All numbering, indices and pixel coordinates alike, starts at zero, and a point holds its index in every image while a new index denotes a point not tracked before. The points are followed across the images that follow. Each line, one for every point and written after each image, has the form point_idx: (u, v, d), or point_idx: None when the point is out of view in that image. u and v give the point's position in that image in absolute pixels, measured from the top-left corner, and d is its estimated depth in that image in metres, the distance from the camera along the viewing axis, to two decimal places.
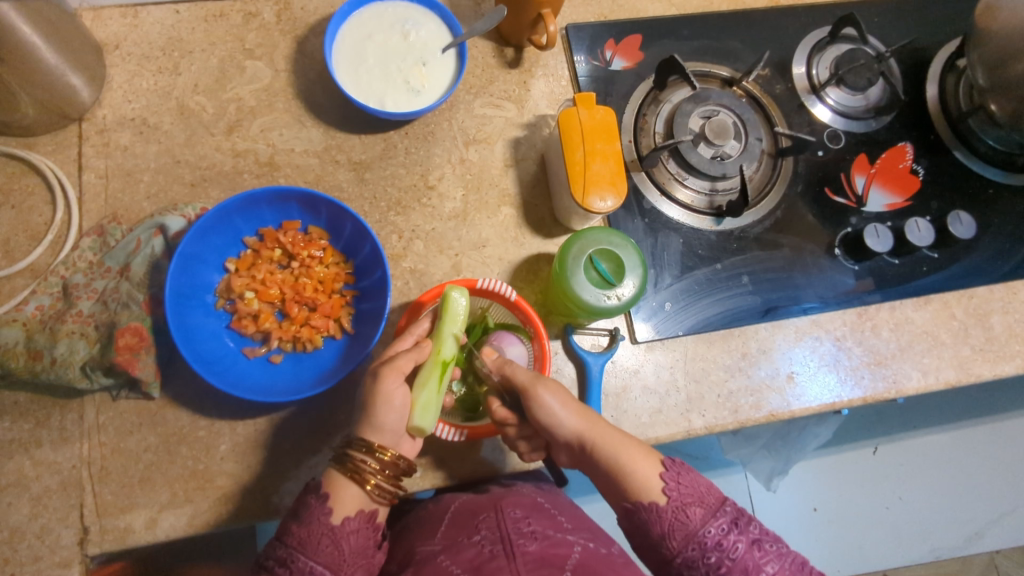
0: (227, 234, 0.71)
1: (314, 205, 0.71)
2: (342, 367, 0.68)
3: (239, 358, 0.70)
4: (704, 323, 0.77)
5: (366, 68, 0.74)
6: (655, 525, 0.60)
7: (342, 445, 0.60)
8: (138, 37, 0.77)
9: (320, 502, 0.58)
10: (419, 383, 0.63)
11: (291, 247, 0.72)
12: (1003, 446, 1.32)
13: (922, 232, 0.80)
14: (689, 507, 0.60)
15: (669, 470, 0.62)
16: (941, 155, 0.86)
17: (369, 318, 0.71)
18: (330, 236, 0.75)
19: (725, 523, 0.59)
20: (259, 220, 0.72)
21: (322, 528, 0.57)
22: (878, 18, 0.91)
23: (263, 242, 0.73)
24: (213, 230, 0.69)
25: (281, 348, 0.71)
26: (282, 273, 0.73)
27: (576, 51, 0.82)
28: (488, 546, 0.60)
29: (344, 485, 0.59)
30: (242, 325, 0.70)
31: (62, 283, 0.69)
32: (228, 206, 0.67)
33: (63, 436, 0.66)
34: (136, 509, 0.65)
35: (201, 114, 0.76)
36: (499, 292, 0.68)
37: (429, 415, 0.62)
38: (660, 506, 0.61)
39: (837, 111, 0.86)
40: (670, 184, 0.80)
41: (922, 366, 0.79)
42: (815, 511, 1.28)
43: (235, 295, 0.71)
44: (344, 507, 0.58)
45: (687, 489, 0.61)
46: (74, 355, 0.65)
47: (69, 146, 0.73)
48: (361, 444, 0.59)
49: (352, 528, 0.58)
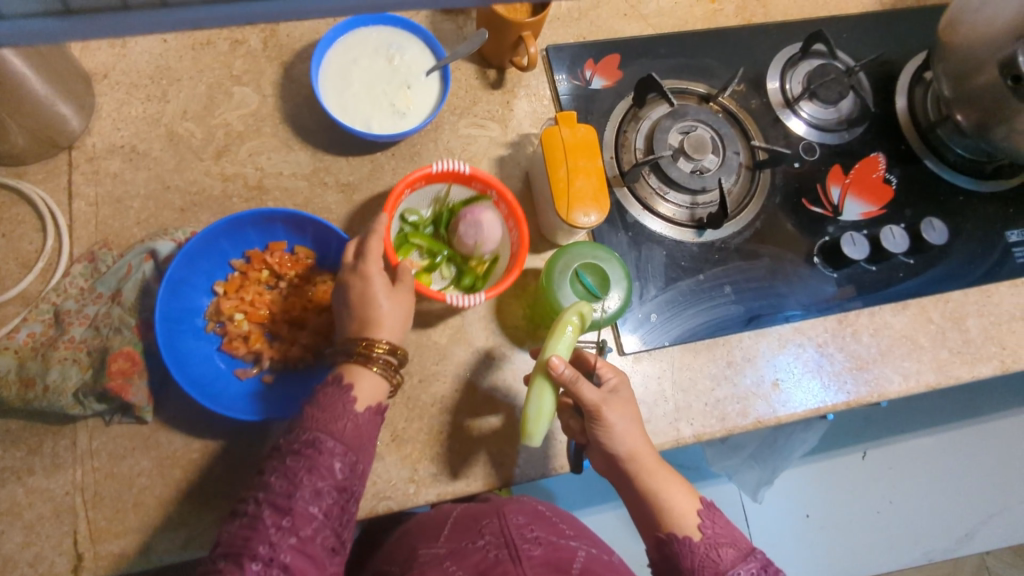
0: (214, 257, 0.72)
1: (299, 225, 0.72)
2: None
3: (232, 379, 0.71)
4: (689, 333, 0.79)
5: (353, 92, 0.76)
6: (686, 558, 0.62)
7: (347, 342, 0.63)
8: (127, 66, 0.78)
9: (342, 391, 0.61)
10: (534, 396, 0.62)
11: (279, 267, 0.73)
12: (988, 446, 1.35)
13: (897, 238, 0.83)
14: (722, 548, 0.62)
15: (706, 511, 0.65)
16: (913, 164, 0.89)
17: None
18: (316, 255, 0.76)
19: (754, 569, 0.61)
20: (246, 243, 0.73)
21: (348, 414, 0.60)
22: (847, 34, 0.94)
23: (250, 264, 0.74)
24: (201, 255, 0.70)
25: (273, 368, 0.72)
26: (270, 294, 0.74)
27: (557, 71, 0.85)
28: (493, 551, 0.62)
29: (359, 376, 0.62)
30: (233, 347, 0.71)
31: (53, 309, 0.69)
32: (214, 230, 0.69)
33: (56, 463, 0.66)
34: (131, 533, 0.65)
35: (190, 140, 0.77)
36: (454, 170, 0.72)
37: (541, 425, 0.62)
38: (694, 541, 0.62)
39: (811, 124, 0.89)
40: (652, 198, 0.82)
41: (902, 369, 0.81)
42: (807, 517, 1.29)
43: (225, 318, 0.72)
44: (365, 395, 0.62)
45: (721, 529, 0.64)
46: (66, 381, 0.65)
47: (59, 174, 0.74)
48: (368, 342, 0.63)
49: (369, 417, 0.62)
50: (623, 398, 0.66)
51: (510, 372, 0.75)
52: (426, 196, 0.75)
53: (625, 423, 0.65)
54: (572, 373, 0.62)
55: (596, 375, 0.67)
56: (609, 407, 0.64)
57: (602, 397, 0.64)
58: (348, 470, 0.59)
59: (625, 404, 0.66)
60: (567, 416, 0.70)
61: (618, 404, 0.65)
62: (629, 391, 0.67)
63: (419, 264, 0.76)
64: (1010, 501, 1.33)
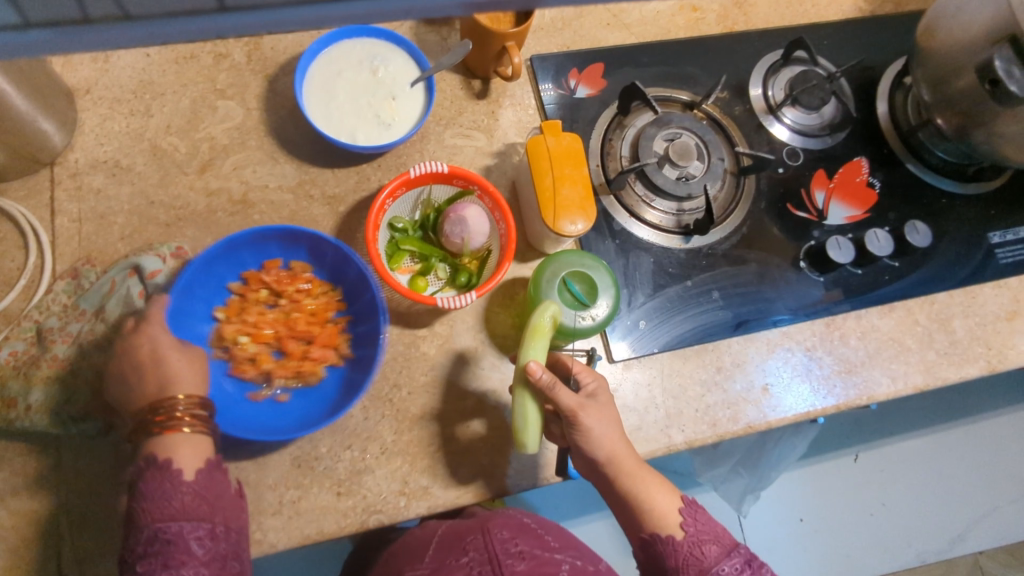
0: (211, 283, 0.71)
1: (294, 237, 0.72)
2: (345, 397, 0.68)
3: (244, 402, 0.69)
4: (678, 338, 0.79)
5: (338, 104, 0.76)
6: (671, 557, 0.63)
7: (149, 409, 0.59)
8: (109, 81, 0.78)
9: (166, 468, 0.57)
10: (518, 407, 0.62)
11: (277, 283, 0.73)
12: (978, 446, 1.36)
13: (880, 242, 0.83)
14: (706, 544, 0.64)
15: (687, 508, 0.66)
16: (895, 168, 0.90)
17: (367, 341, 0.71)
18: (313, 267, 0.75)
19: (739, 564, 0.63)
20: (240, 264, 0.72)
21: (179, 492, 0.57)
22: (827, 41, 0.95)
23: (247, 285, 0.73)
24: (197, 281, 0.69)
25: (285, 386, 0.71)
26: (272, 312, 0.74)
27: (541, 80, 0.85)
28: (477, 568, 0.62)
29: (178, 444, 0.59)
30: (242, 370, 0.70)
31: (36, 327, 0.68)
32: (207, 256, 0.68)
33: (39, 484, 0.65)
34: (118, 554, 0.64)
35: (174, 154, 0.77)
36: (433, 172, 0.72)
37: (533, 433, 0.62)
38: (678, 540, 0.64)
39: (794, 130, 0.89)
40: (639, 206, 0.83)
41: (890, 372, 0.82)
42: (801, 521, 1.29)
43: (230, 342, 0.71)
44: (190, 459, 0.59)
45: (704, 526, 0.65)
46: (50, 401, 0.65)
47: (41, 191, 0.73)
48: (170, 402, 0.59)
49: (206, 476, 0.59)
50: (600, 402, 0.66)
51: (499, 381, 0.74)
52: (409, 199, 0.76)
53: (604, 426, 0.64)
54: (550, 377, 0.62)
55: (574, 380, 0.68)
56: (585, 412, 0.64)
57: (579, 402, 0.63)
58: (210, 540, 0.57)
59: (606, 408, 0.66)
60: (547, 421, 0.70)
61: (595, 409, 0.65)
62: (607, 395, 0.67)
63: (414, 267, 0.77)
64: (1001, 501, 1.34)
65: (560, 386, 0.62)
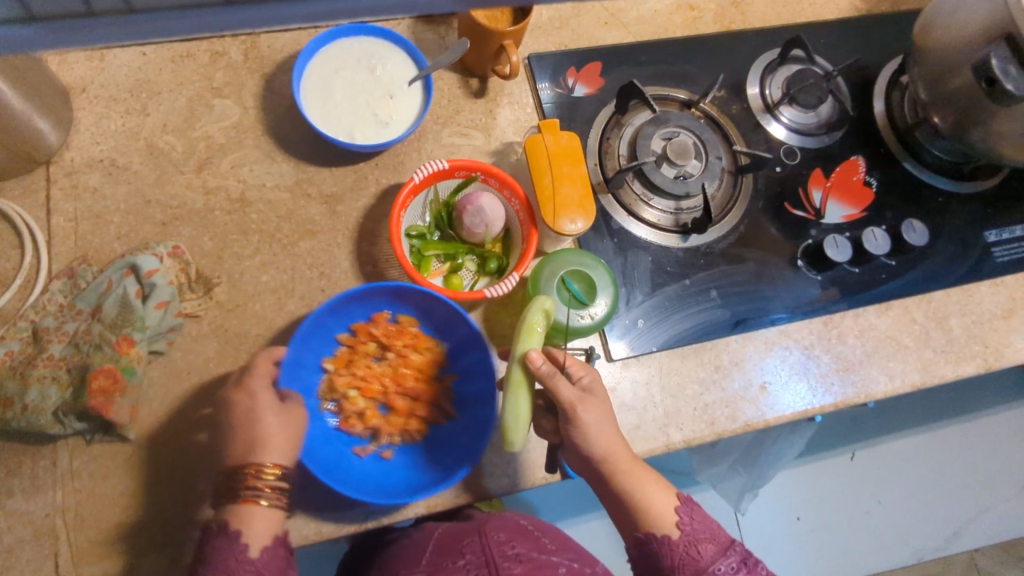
0: (322, 335, 0.71)
1: (403, 296, 0.71)
2: (460, 460, 0.68)
3: (352, 458, 0.70)
4: (677, 337, 0.79)
5: (336, 102, 0.75)
6: (667, 557, 0.63)
7: (234, 471, 0.59)
8: (105, 80, 0.77)
9: (233, 539, 0.57)
10: (509, 400, 0.62)
11: (386, 337, 0.72)
12: (975, 444, 1.36)
13: (878, 241, 0.84)
14: (702, 543, 0.63)
15: (683, 506, 0.65)
16: (892, 166, 0.90)
17: (479, 403, 0.71)
18: (419, 321, 0.75)
19: (734, 563, 0.63)
20: (349, 316, 0.72)
21: (240, 566, 0.57)
22: (824, 40, 0.95)
23: (355, 337, 0.73)
24: (312, 334, 0.69)
25: (390, 442, 0.71)
26: (379, 365, 0.74)
27: (539, 79, 0.85)
28: (473, 571, 0.62)
29: (250, 516, 0.58)
30: (350, 424, 0.70)
31: (32, 327, 0.68)
32: (323, 310, 0.68)
33: (35, 484, 0.65)
34: (114, 555, 0.64)
35: (171, 153, 0.76)
36: (436, 171, 0.73)
37: (521, 431, 0.61)
38: (673, 539, 0.63)
39: (791, 129, 0.90)
40: (637, 204, 0.83)
41: (888, 370, 0.82)
42: (798, 519, 1.29)
43: (339, 394, 0.71)
44: (258, 536, 0.58)
45: (699, 525, 0.65)
46: (46, 401, 0.64)
47: (37, 190, 0.73)
48: (254, 468, 0.59)
49: (269, 555, 0.58)
50: (598, 398, 0.65)
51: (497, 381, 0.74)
52: (419, 204, 0.76)
53: (602, 423, 0.64)
54: (550, 367, 0.63)
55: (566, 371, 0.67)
56: (583, 406, 0.63)
57: (578, 397, 0.63)
58: None
59: (604, 404, 0.65)
60: (538, 417, 0.69)
61: (593, 404, 0.64)
62: (602, 390, 0.66)
63: (444, 267, 0.77)
64: (996, 499, 1.34)
65: (558, 377, 0.63)
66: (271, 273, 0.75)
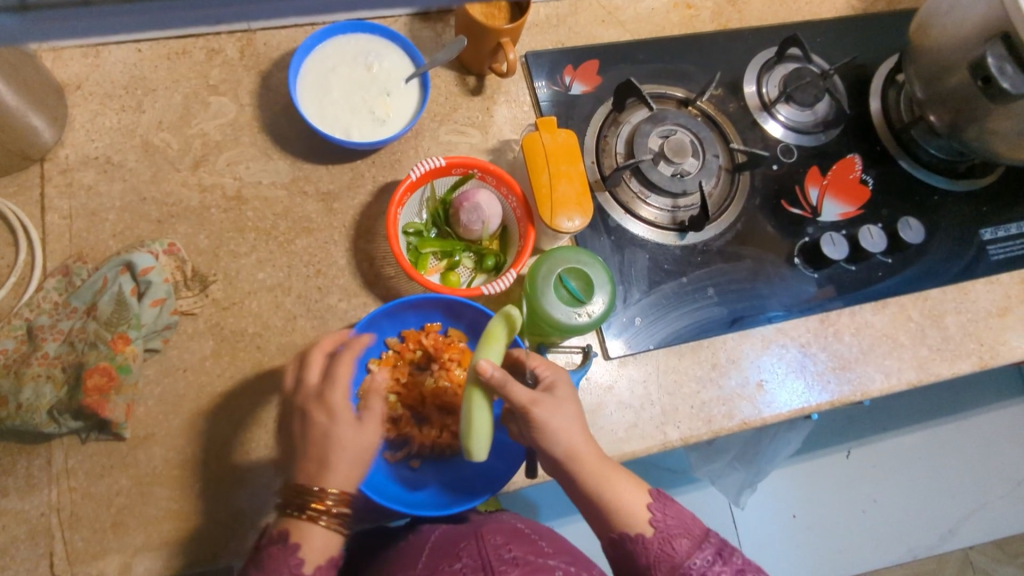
0: (373, 336, 0.72)
1: (456, 312, 0.72)
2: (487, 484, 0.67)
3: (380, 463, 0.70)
4: (674, 335, 0.79)
5: (332, 99, 0.75)
6: (642, 556, 0.61)
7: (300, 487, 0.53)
8: (100, 77, 0.77)
9: (288, 554, 0.53)
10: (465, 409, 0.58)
11: (434, 349, 0.72)
12: (969, 442, 1.37)
13: (874, 239, 0.85)
14: (677, 539, 0.61)
15: (655, 502, 0.63)
16: (888, 165, 0.91)
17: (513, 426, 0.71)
18: (468, 337, 0.75)
19: (710, 555, 0.61)
20: (403, 322, 0.73)
21: None
22: (821, 38, 0.95)
23: (404, 343, 0.74)
24: (364, 333, 0.71)
25: (420, 454, 0.71)
26: (423, 373, 0.74)
27: (536, 77, 0.85)
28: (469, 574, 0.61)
29: (308, 533, 0.53)
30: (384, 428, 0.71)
31: (26, 325, 0.68)
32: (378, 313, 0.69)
33: (30, 483, 0.64)
34: (110, 554, 0.64)
35: (166, 150, 0.76)
36: (432, 168, 0.72)
37: (480, 442, 0.58)
38: (648, 538, 0.61)
39: (788, 127, 0.90)
40: (634, 202, 0.83)
41: (884, 368, 0.82)
42: (794, 517, 1.29)
43: None
44: (315, 556, 0.53)
45: (673, 520, 0.62)
46: (40, 399, 0.63)
47: (32, 187, 0.72)
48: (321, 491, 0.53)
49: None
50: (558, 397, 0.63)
51: None
52: (416, 201, 0.76)
53: (564, 420, 0.62)
54: (503, 374, 0.59)
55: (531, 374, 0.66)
56: (539, 406, 0.61)
57: (531, 397, 0.61)
58: None
59: (566, 402, 0.64)
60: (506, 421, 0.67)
61: (551, 403, 0.62)
62: (565, 388, 0.64)
63: (441, 265, 0.77)
64: (990, 496, 1.35)
65: (513, 381, 0.60)
66: (267, 271, 0.74)
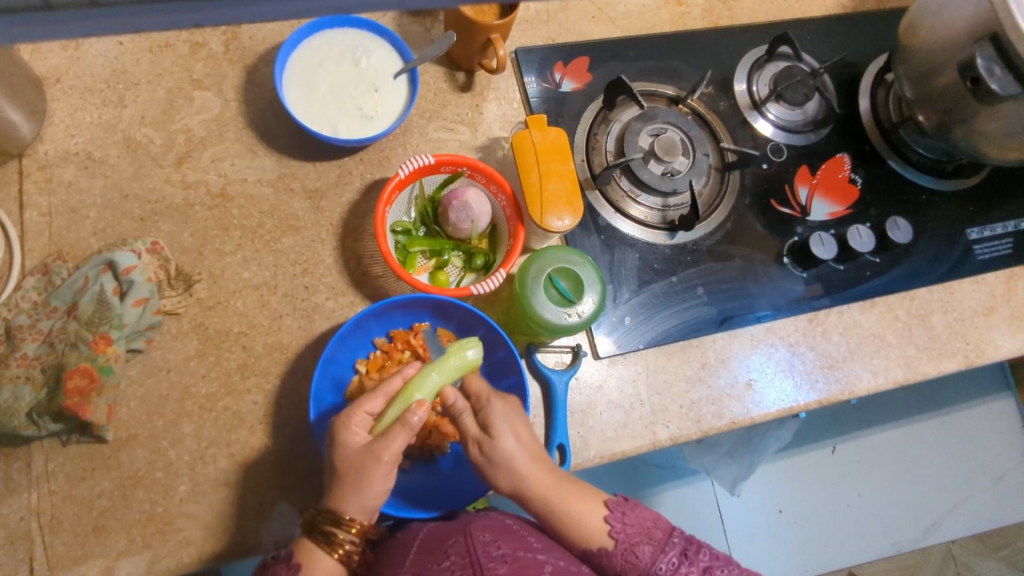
0: (360, 335, 0.71)
1: (446, 312, 0.71)
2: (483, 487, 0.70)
3: None
4: (663, 335, 0.78)
5: (320, 96, 0.74)
6: (610, 566, 0.64)
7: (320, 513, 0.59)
8: (80, 70, 0.75)
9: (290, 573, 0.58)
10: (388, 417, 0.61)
11: (422, 349, 0.72)
12: (952, 438, 1.38)
13: (862, 238, 0.85)
14: (639, 547, 0.64)
15: (613, 513, 0.65)
16: (876, 164, 0.91)
17: None
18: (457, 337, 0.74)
19: (675, 557, 0.63)
20: (391, 322, 0.73)
21: None
22: (811, 36, 0.95)
23: (393, 343, 0.73)
24: (351, 334, 0.70)
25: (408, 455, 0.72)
26: None
27: (526, 74, 0.84)
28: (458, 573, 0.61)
29: (316, 558, 0.58)
30: None
31: (5, 325, 0.66)
32: (366, 314, 0.69)
33: (9, 487, 0.63)
34: (92, 558, 0.62)
35: (149, 146, 0.74)
36: (420, 166, 0.71)
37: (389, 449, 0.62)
38: (609, 551, 0.64)
39: (777, 126, 0.90)
40: (624, 201, 0.82)
41: (872, 367, 0.82)
42: (780, 512, 1.30)
43: None
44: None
45: (634, 528, 0.65)
46: (18, 401, 0.62)
47: (9, 183, 0.70)
48: (342, 517, 0.58)
49: None
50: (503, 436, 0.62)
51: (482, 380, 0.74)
52: (404, 199, 0.75)
53: (517, 455, 0.62)
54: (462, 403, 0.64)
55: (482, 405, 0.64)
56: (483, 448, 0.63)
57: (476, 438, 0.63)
58: None
59: (507, 437, 0.62)
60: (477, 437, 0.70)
61: (495, 445, 0.62)
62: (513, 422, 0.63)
63: (429, 264, 0.76)
64: (972, 490, 1.37)
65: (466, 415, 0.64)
66: (253, 270, 0.73)
